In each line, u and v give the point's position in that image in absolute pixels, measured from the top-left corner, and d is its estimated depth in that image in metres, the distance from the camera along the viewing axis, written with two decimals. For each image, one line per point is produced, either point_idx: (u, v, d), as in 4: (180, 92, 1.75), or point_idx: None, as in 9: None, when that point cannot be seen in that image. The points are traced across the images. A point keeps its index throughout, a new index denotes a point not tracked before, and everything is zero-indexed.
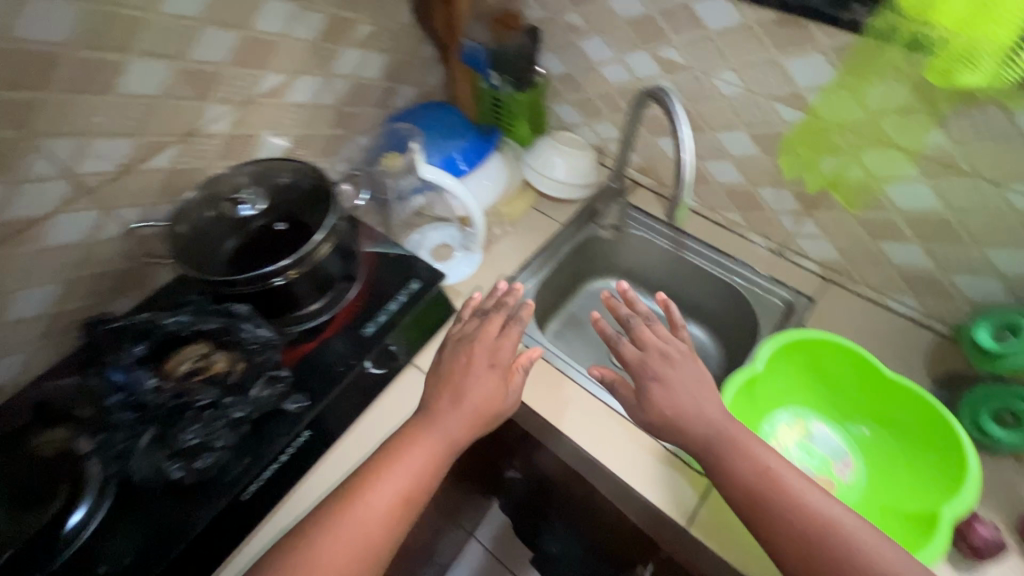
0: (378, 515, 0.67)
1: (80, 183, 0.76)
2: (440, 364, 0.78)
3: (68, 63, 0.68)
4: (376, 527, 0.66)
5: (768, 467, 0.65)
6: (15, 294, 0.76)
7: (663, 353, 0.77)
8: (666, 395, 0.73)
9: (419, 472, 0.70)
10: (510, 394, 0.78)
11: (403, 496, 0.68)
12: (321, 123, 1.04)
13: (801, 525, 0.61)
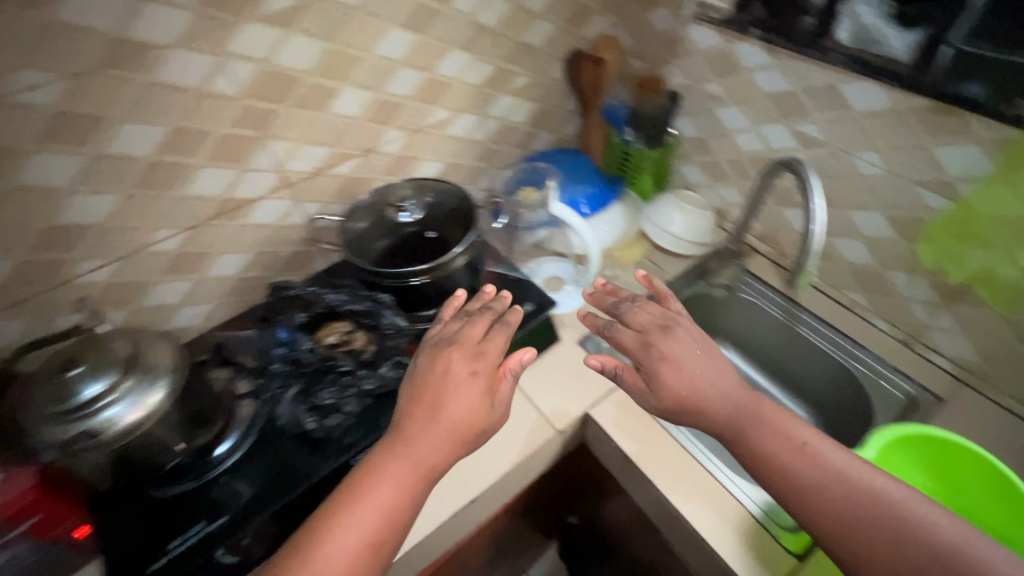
0: (343, 558, 0.60)
1: (284, 178, 0.94)
2: (412, 388, 0.73)
3: (302, 85, 0.87)
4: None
5: (802, 437, 0.67)
6: (219, 256, 0.95)
7: (658, 325, 0.81)
8: (677, 373, 0.74)
9: (389, 507, 0.64)
10: (495, 404, 0.72)
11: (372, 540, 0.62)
12: (469, 155, 1.18)
13: (837, 492, 0.63)
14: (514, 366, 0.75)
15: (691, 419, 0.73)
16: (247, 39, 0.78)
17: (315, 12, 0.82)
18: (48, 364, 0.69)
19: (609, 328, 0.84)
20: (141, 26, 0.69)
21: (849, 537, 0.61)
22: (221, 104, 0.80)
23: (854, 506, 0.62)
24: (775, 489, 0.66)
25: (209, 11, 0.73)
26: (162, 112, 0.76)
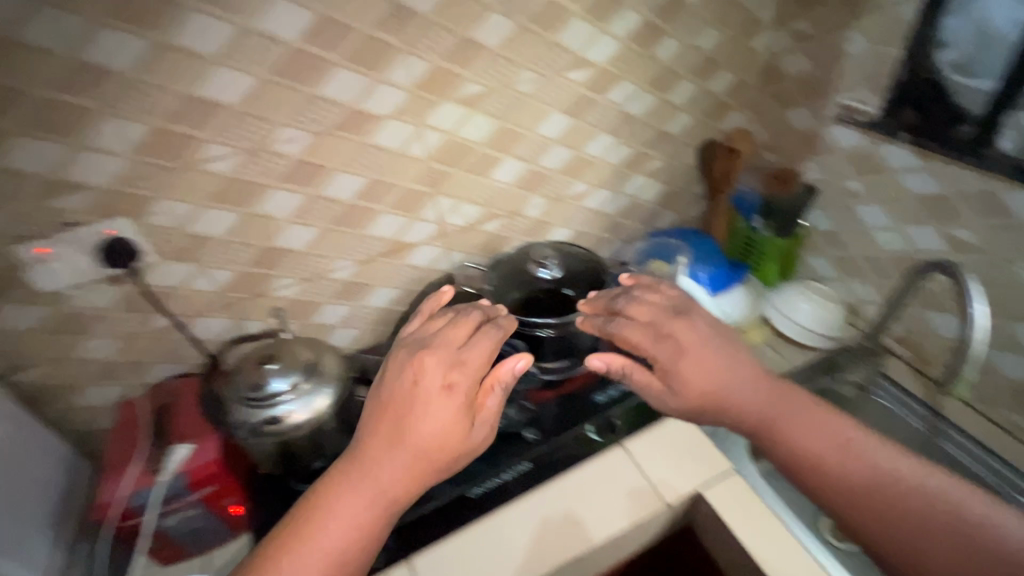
0: None
1: (441, 230, 1.08)
2: (377, 405, 0.66)
3: (474, 154, 1.01)
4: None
5: (845, 435, 0.69)
6: (376, 289, 1.09)
7: (665, 316, 0.79)
8: (697, 368, 0.72)
9: (343, 543, 0.58)
10: (473, 427, 0.65)
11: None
12: (598, 226, 1.28)
13: (888, 488, 0.64)
14: (508, 374, 0.70)
15: (718, 416, 0.72)
16: (442, 115, 0.94)
17: (497, 97, 0.97)
18: (246, 357, 0.83)
19: (614, 325, 0.81)
20: (371, 101, 0.87)
21: (898, 533, 0.62)
22: (410, 164, 0.96)
23: (905, 503, 0.63)
24: (817, 488, 0.67)
25: (420, 92, 0.90)
26: (367, 168, 0.93)
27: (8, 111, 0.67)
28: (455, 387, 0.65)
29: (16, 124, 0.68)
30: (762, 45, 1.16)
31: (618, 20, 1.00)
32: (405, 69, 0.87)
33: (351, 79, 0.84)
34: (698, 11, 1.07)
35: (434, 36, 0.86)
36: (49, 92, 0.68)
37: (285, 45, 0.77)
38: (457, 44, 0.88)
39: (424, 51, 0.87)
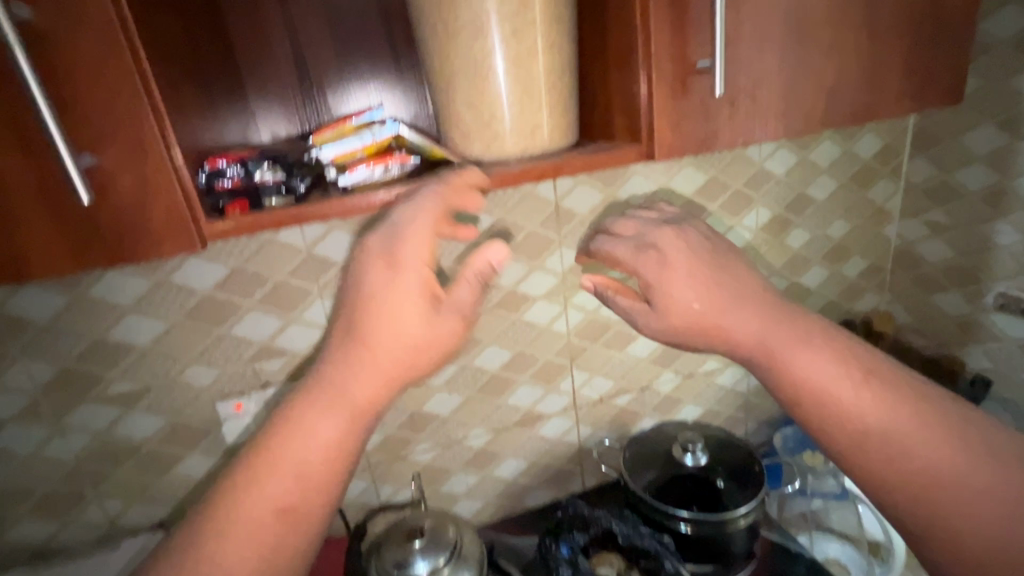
0: (271, 500, 0.52)
1: (574, 401, 1.07)
2: (343, 292, 0.58)
3: (612, 331, 1.05)
4: (270, 542, 0.52)
5: (861, 370, 0.59)
6: (503, 459, 1.06)
7: (653, 240, 0.69)
8: (688, 290, 0.63)
9: (318, 447, 0.53)
10: (433, 312, 0.55)
11: (292, 495, 0.53)
12: (730, 405, 1.19)
13: (907, 420, 0.57)
14: (476, 266, 0.59)
15: (710, 343, 0.64)
16: (586, 295, 1.01)
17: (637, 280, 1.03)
18: (394, 528, 0.82)
19: (599, 245, 0.73)
20: (527, 284, 0.97)
21: (918, 471, 0.56)
22: (552, 339, 1.02)
23: (922, 446, 0.56)
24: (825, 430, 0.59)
25: (570, 276, 0.99)
26: (514, 340, 0.99)
27: (253, 291, 0.83)
28: (399, 262, 0.54)
29: (254, 301, 0.83)
30: (894, 234, 1.20)
31: (752, 214, 1.07)
32: (560, 257, 0.97)
33: (513, 266, 0.95)
34: (827, 205, 1.12)
35: (586, 230, 0.97)
36: (284, 277, 0.84)
37: (467, 241, 0.90)
38: (606, 237, 0.98)
39: (577, 243, 0.97)
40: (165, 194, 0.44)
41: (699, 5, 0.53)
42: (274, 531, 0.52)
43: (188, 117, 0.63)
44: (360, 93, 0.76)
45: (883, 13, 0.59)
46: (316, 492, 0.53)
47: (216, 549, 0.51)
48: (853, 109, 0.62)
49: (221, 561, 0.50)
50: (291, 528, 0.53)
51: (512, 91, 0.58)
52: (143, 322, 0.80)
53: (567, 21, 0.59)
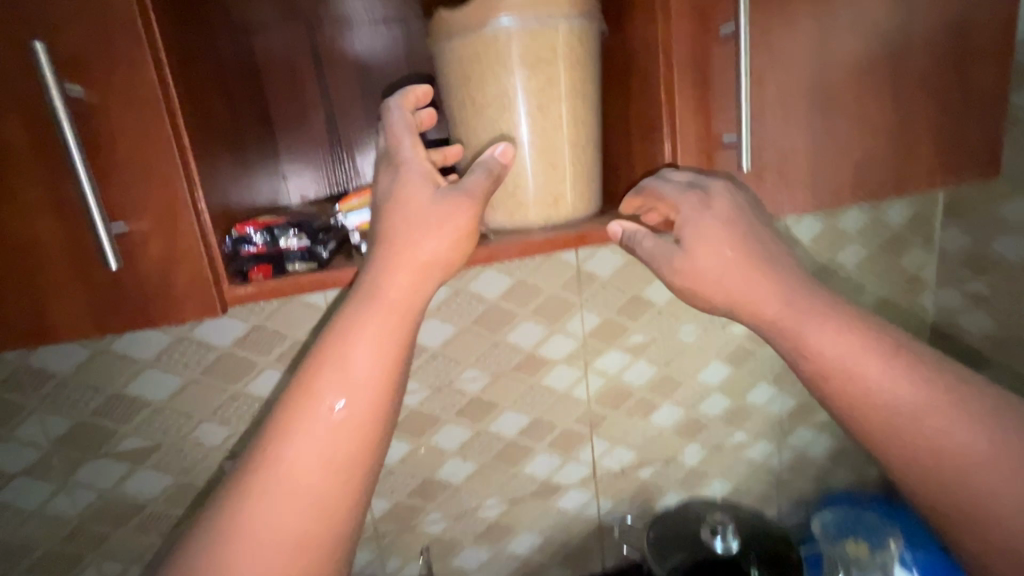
0: (326, 413, 0.47)
1: (593, 472, 1.02)
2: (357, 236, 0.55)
3: (633, 398, 1.01)
4: (330, 449, 0.47)
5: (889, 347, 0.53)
6: (517, 534, 1.00)
7: (677, 179, 0.55)
8: (715, 254, 0.54)
9: (359, 348, 0.48)
10: (438, 195, 0.51)
11: (342, 399, 0.47)
12: (760, 481, 1.11)
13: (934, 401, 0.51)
14: (484, 161, 0.54)
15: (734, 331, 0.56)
16: (608, 360, 0.98)
17: (660, 345, 1.00)
18: None
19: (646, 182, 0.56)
20: (546, 347, 0.94)
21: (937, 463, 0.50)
22: (572, 405, 0.98)
23: (946, 433, 0.50)
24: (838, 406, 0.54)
25: (591, 340, 0.96)
26: (532, 405, 0.96)
27: (271, 349, 0.83)
28: (398, 162, 0.52)
29: (271, 358, 0.83)
30: (930, 303, 1.13)
31: None
32: (581, 321, 0.95)
33: (533, 328, 0.93)
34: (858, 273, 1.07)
35: (608, 294, 0.95)
36: (303, 334, 0.83)
37: (486, 302, 0.90)
38: (628, 301, 0.96)
39: (599, 306, 0.95)
40: (191, 261, 0.45)
41: (722, 82, 0.53)
42: (331, 439, 0.47)
43: (239, 175, 0.64)
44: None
45: (909, 89, 0.59)
46: (367, 392, 0.48)
47: (273, 459, 0.47)
48: (882, 181, 0.61)
49: (281, 474, 0.46)
50: (345, 437, 0.47)
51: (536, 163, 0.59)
52: (161, 377, 0.80)
53: (591, 97, 0.60)
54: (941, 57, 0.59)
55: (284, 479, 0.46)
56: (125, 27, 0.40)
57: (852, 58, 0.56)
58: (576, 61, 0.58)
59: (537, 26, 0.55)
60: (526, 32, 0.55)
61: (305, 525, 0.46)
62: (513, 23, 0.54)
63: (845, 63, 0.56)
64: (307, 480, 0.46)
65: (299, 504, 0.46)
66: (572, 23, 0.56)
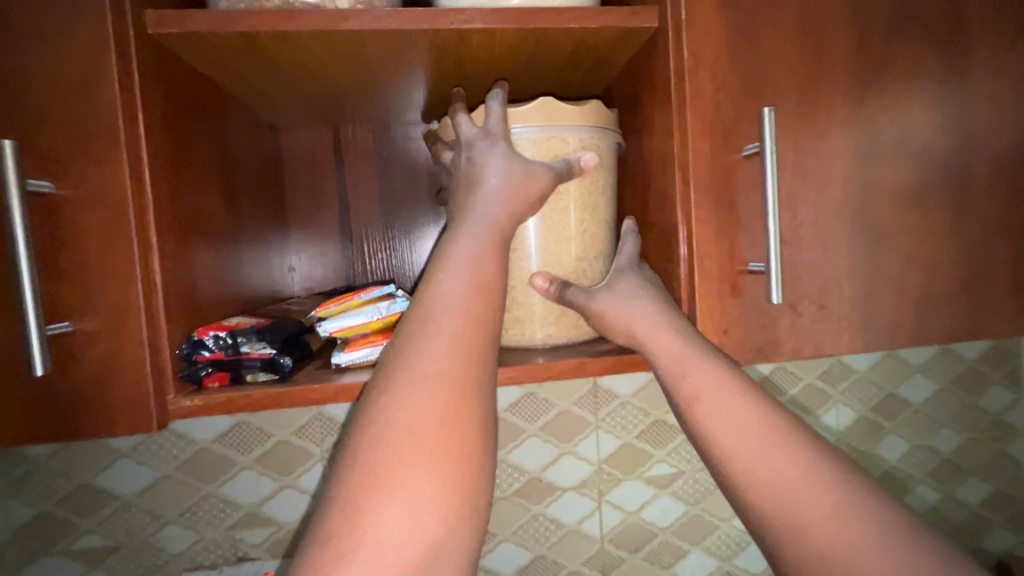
0: (456, 330, 0.41)
1: None
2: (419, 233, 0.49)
3: (655, 542, 0.86)
4: (485, 328, 0.42)
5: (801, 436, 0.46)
6: None
7: (710, 230, 0.47)
8: (619, 304, 0.50)
9: (481, 263, 0.44)
10: (532, 166, 0.48)
11: (483, 282, 0.43)
12: None
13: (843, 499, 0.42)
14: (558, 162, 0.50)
15: (732, 455, 0.45)
16: (625, 493, 0.85)
17: (687, 479, 0.87)
18: None
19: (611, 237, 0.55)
20: (555, 471, 0.83)
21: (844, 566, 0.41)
22: (582, 543, 0.84)
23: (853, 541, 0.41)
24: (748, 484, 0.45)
25: (607, 467, 0.84)
26: (533, 539, 0.83)
27: (252, 448, 0.77)
28: (488, 137, 0.49)
29: (250, 458, 0.76)
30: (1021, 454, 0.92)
31: (828, 415, 0.86)
32: (596, 444, 0.84)
33: (540, 448, 0.83)
34: (927, 411, 0.89)
35: (627, 415, 0.85)
36: (288, 435, 0.77)
37: None
38: (650, 425, 0.85)
39: (617, 428, 0.84)
40: (132, 368, 0.40)
41: (747, 204, 0.48)
42: (481, 320, 0.42)
43: (248, 269, 0.62)
44: (403, 248, 0.75)
45: (972, 218, 0.51)
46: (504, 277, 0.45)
47: (427, 347, 0.40)
48: (945, 322, 0.51)
49: (441, 358, 0.40)
50: (494, 313, 0.43)
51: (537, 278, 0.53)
52: (133, 471, 0.74)
53: (603, 208, 0.55)
54: (1009, 185, 0.51)
55: (443, 362, 0.40)
56: (106, 128, 0.39)
57: (901, 183, 0.49)
58: (591, 172, 0.53)
59: (550, 136, 0.51)
60: (540, 144, 0.51)
61: (479, 408, 0.40)
62: (522, 134, 0.51)
63: (894, 188, 0.49)
64: (471, 358, 0.41)
65: (468, 389, 0.40)
66: (587, 133, 0.52)
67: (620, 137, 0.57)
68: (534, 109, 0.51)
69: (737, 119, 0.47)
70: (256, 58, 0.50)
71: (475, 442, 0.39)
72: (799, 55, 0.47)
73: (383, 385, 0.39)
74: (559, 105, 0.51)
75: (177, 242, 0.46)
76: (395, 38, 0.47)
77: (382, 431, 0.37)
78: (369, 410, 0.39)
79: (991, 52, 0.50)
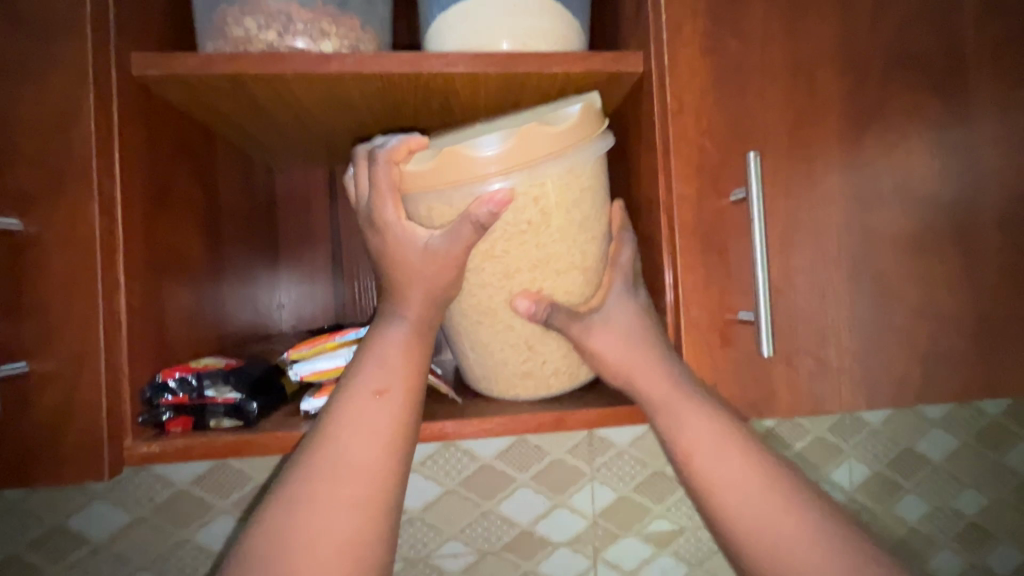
0: (352, 452, 0.39)
1: None
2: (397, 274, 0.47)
3: None
4: (381, 439, 0.40)
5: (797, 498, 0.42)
6: None
7: (697, 278, 0.45)
8: (608, 336, 0.46)
9: (390, 379, 0.42)
10: (437, 246, 0.41)
11: (384, 388, 0.41)
12: None
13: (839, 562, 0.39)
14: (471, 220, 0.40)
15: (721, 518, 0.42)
16: (621, 551, 0.80)
17: (689, 538, 0.81)
18: None
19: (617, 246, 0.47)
20: (547, 524, 0.79)
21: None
22: None
23: None
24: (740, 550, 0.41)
25: (602, 521, 0.80)
26: None
27: (229, 492, 0.74)
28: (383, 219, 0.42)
29: (227, 502, 0.74)
30: None
31: (841, 471, 0.81)
32: (590, 496, 0.79)
33: (532, 499, 0.78)
34: (948, 469, 0.83)
35: (624, 465, 0.80)
36: (267, 479, 0.74)
37: (479, 462, 0.78)
38: (648, 477, 0.80)
39: (613, 480, 0.80)
40: (88, 413, 0.39)
41: (738, 250, 0.46)
42: (376, 431, 0.40)
43: (228, 307, 0.61)
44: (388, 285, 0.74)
45: (980, 266, 0.48)
46: (416, 388, 0.42)
47: (314, 461, 0.39)
48: (957, 379, 0.48)
49: (325, 475, 0.38)
50: (401, 429, 0.41)
51: (515, 331, 0.47)
52: (107, 513, 0.72)
53: (575, 257, 0.45)
54: (1019, 234, 0.48)
55: (333, 485, 0.38)
56: (78, 168, 0.39)
57: (901, 230, 0.47)
58: (539, 219, 0.43)
59: (470, 198, 0.41)
60: (457, 209, 0.41)
61: (361, 532, 0.38)
62: (433, 199, 0.41)
63: (893, 235, 0.47)
64: (357, 474, 0.39)
65: (351, 508, 0.38)
66: (525, 181, 0.41)
67: (591, 144, 0.43)
68: (437, 169, 0.40)
69: (723, 164, 0.46)
70: (241, 98, 0.50)
71: (350, 568, 0.37)
72: (787, 100, 0.46)
73: (271, 498, 0.39)
74: (470, 161, 0.39)
75: (148, 280, 0.45)
76: (377, 81, 0.48)
77: (255, 552, 0.36)
78: (251, 526, 0.38)
79: (990, 95, 0.48)
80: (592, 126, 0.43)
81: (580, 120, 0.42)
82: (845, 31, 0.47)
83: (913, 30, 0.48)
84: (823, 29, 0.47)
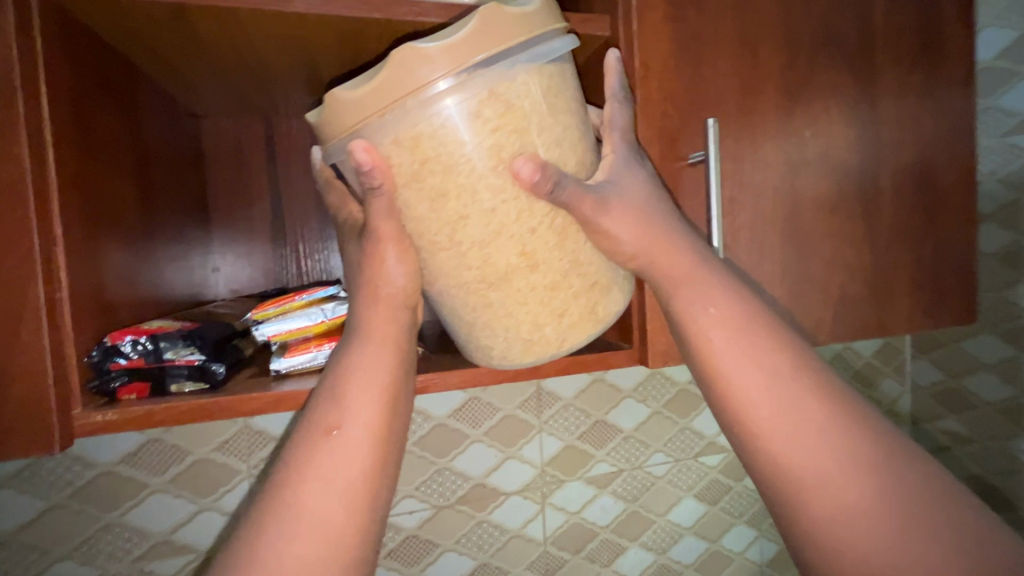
0: (329, 489, 0.38)
1: None
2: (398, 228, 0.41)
3: (596, 541, 0.88)
4: (344, 486, 0.39)
5: None
6: None
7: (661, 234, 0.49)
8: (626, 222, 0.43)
9: (364, 419, 0.40)
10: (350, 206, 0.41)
11: (362, 423, 0.40)
12: None
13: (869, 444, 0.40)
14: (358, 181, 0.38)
15: None
16: (567, 495, 0.86)
17: (626, 477, 0.89)
18: None
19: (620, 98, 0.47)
20: (499, 476, 0.83)
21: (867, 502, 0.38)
22: (525, 548, 0.85)
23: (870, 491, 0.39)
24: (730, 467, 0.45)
25: (550, 470, 0.85)
26: (476, 547, 0.82)
27: (165, 469, 0.69)
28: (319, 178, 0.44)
29: (164, 480, 0.69)
30: None
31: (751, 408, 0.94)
32: (539, 446, 0.84)
33: (484, 453, 0.82)
34: None
35: (570, 417, 0.86)
36: (209, 452, 0.70)
37: (433, 421, 0.79)
38: (591, 426, 0.87)
39: (559, 430, 0.85)
40: (27, 378, 0.35)
41: (692, 209, 0.50)
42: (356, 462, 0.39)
43: (162, 268, 0.56)
44: (319, 253, 0.70)
45: (879, 225, 0.57)
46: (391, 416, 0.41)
47: (271, 506, 0.38)
48: (859, 321, 0.57)
49: (287, 517, 0.37)
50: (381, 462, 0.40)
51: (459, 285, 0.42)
52: (15, 502, 0.64)
53: (440, 239, 0.39)
54: (906, 199, 0.57)
55: (314, 521, 0.37)
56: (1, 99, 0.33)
57: (822, 193, 0.54)
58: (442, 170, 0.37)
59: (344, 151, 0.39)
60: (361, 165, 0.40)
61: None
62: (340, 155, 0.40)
63: (816, 197, 0.54)
64: (324, 508, 0.38)
65: (333, 537, 0.37)
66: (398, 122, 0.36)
67: (478, 72, 0.36)
68: (324, 118, 0.39)
69: (683, 127, 0.50)
70: (182, 32, 0.45)
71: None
72: (737, 71, 0.51)
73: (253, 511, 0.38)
74: (337, 113, 0.37)
75: (82, 231, 0.41)
76: (343, 24, 0.45)
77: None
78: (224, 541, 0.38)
79: (892, 78, 0.56)
80: (472, 47, 0.36)
81: (442, 45, 0.35)
82: (784, 11, 0.52)
83: (835, 14, 0.54)
84: (768, 8, 0.51)
